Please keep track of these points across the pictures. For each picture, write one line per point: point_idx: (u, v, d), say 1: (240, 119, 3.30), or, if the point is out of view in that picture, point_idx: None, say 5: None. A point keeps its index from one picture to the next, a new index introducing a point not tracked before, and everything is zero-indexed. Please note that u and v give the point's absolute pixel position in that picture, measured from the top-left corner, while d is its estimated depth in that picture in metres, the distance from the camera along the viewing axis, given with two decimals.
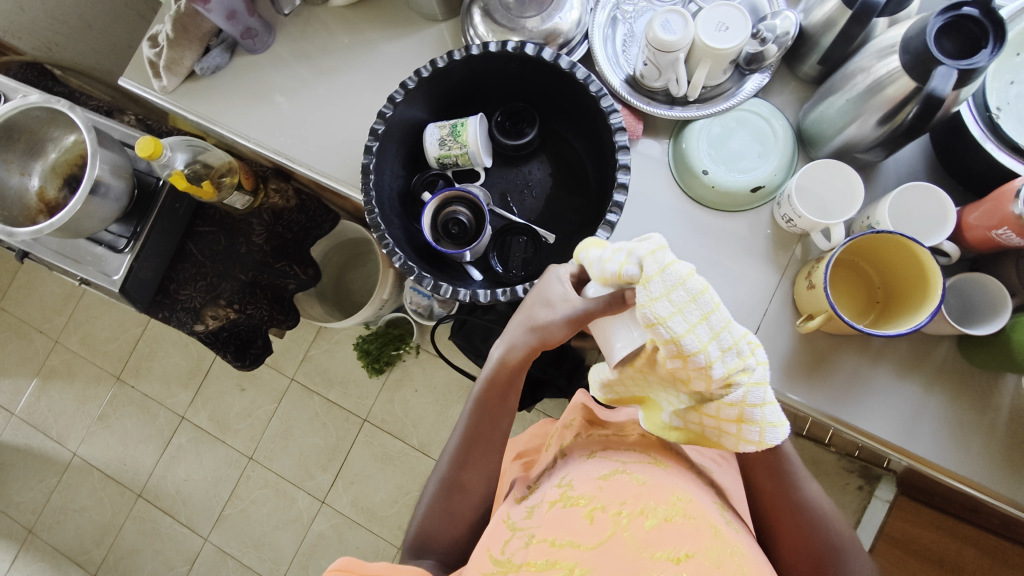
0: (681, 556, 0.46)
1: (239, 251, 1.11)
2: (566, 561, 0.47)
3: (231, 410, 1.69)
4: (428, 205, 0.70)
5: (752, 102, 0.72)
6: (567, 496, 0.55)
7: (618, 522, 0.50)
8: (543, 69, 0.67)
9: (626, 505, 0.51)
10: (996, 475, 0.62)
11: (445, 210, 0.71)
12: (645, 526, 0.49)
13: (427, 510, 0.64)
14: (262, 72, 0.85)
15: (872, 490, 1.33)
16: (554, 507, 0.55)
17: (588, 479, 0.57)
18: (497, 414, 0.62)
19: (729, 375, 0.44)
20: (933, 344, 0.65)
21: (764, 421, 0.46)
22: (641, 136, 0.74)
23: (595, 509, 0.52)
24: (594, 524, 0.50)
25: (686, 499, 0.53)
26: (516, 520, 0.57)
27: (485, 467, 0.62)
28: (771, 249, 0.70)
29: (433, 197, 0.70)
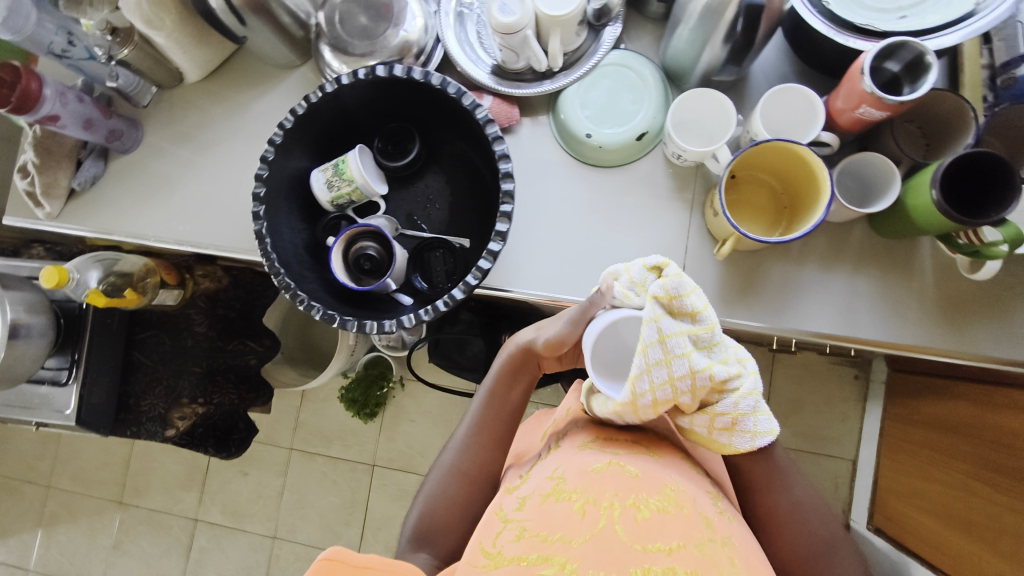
0: (671, 547, 0.49)
1: (186, 345, 1.10)
2: (557, 557, 0.50)
3: (241, 497, 1.67)
4: (334, 250, 0.67)
5: (613, 55, 0.72)
6: (559, 489, 0.57)
7: (609, 514, 0.52)
8: (401, 85, 0.68)
9: (617, 496, 0.54)
10: (939, 334, 0.64)
11: (353, 249, 0.68)
12: (636, 517, 0.52)
13: (428, 497, 0.66)
14: (142, 169, 0.84)
15: (867, 375, 1.41)
16: (546, 500, 0.56)
17: (579, 471, 0.58)
18: (503, 403, 0.70)
19: (726, 380, 0.52)
20: (848, 230, 0.66)
21: (755, 425, 0.54)
22: (519, 120, 0.74)
23: (586, 502, 0.54)
24: (586, 518, 0.53)
25: (677, 487, 0.57)
26: (505, 509, 0.58)
27: (491, 456, 0.68)
28: (674, 188, 0.71)
29: (336, 240, 0.68)
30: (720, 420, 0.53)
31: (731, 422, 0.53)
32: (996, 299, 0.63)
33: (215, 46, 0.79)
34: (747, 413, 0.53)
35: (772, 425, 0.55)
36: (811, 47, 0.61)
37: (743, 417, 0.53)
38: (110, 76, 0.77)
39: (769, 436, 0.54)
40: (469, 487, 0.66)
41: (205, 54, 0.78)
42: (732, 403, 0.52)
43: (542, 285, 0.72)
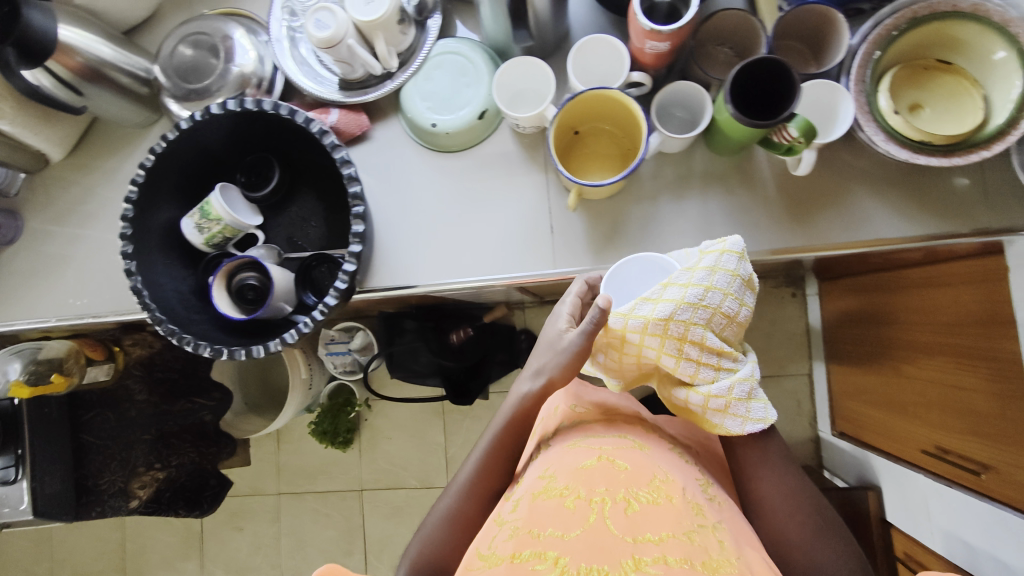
0: (659, 538, 0.55)
1: (130, 416, 1.11)
2: (550, 553, 0.54)
3: (241, 552, 1.67)
4: (214, 288, 0.69)
5: (441, 44, 0.75)
6: (549, 486, 0.60)
7: (598, 508, 0.58)
8: (241, 117, 0.71)
9: (606, 492, 0.59)
10: (792, 233, 0.68)
11: (235, 282, 0.70)
12: (626, 510, 0.57)
13: (427, 538, 0.66)
14: (29, 254, 0.85)
15: (803, 292, 1.45)
16: (537, 498, 0.60)
17: (569, 469, 0.62)
18: (506, 448, 0.68)
19: (725, 369, 0.60)
20: (690, 157, 0.70)
21: (749, 413, 0.60)
22: (369, 124, 0.76)
23: (575, 497, 0.59)
24: (576, 512, 0.57)
25: (664, 478, 0.61)
26: (501, 514, 0.62)
27: (491, 494, 0.67)
28: (527, 155, 0.74)
29: (214, 277, 0.69)
30: (714, 402, 0.59)
31: (725, 403, 0.59)
32: (834, 191, 0.68)
33: (69, 121, 0.80)
34: (741, 398, 0.59)
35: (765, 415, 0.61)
36: None
37: (734, 399, 0.59)
38: None
39: (760, 423, 0.60)
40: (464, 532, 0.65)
41: (60, 130, 0.80)
42: (727, 385, 0.59)
43: (426, 274, 0.75)
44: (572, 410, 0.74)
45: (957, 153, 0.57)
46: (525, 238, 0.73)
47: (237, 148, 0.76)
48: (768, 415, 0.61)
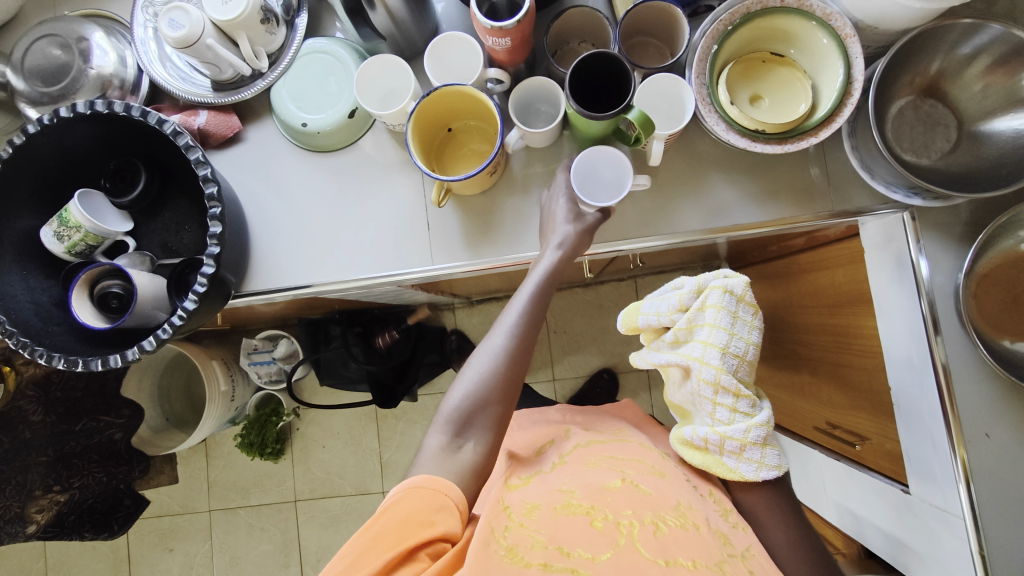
0: (692, 563, 0.56)
1: (25, 437, 1.06)
2: (578, 568, 0.55)
3: (172, 575, 1.61)
4: (72, 297, 0.67)
5: (309, 44, 0.75)
6: (572, 504, 0.63)
7: (627, 532, 0.59)
8: (97, 121, 0.68)
9: (634, 514, 0.61)
10: (655, 223, 0.70)
11: (97, 290, 0.68)
12: (655, 533, 0.59)
13: (473, 379, 0.63)
14: None
15: None
16: (559, 512, 0.62)
17: (590, 489, 0.65)
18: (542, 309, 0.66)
19: (744, 415, 0.67)
20: (558, 150, 0.71)
21: (764, 460, 0.67)
22: (240, 126, 0.75)
23: (600, 518, 0.61)
24: (603, 533, 0.59)
25: (688, 506, 0.64)
26: (514, 512, 0.63)
27: (527, 357, 0.65)
28: (401, 152, 0.74)
29: (74, 287, 0.67)
30: (730, 444, 0.67)
31: (740, 446, 0.67)
32: (693, 179, 0.70)
33: None
34: (755, 443, 0.67)
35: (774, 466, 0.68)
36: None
37: (748, 443, 0.67)
38: None
39: (772, 469, 0.67)
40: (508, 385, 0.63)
41: None
42: (745, 430, 0.67)
43: (303, 275, 0.74)
44: (585, 436, 0.79)
45: (791, 139, 0.61)
46: (402, 236, 0.73)
47: (102, 153, 0.74)
48: (780, 460, 0.68)
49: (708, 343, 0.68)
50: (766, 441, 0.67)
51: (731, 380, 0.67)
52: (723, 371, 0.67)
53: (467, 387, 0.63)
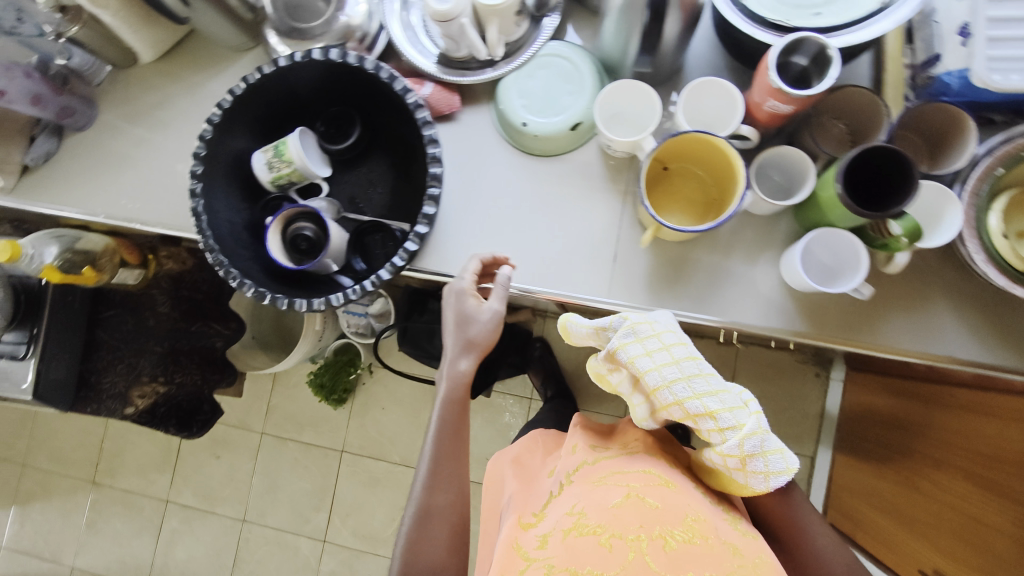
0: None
1: (148, 324, 1.12)
2: None
3: (213, 480, 1.69)
4: (270, 230, 0.68)
5: (551, 45, 0.73)
6: (580, 524, 0.63)
7: (636, 547, 0.59)
8: (339, 70, 0.69)
9: (642, 530, 0.60)
10: (854, 328, 0.66)
11: (290, 229, 0.70)
12: (664, 548, 0.59)
13: (409, 540, 0.66)
14: (97, 145, 0.84)
15: (828, 375, 1.41)
16: (568, 535, 0.63)
17: (600, 507, 0.64)
18: (463, 416, 0.71)
19: (731, 433, 0.60)
20: (774, 223, 0.68)
21: (768, 469, 0.60)
22: (459, 107, 0.75)
23: (610, 536, 0.61)
24: (613, 552, 0.60)
25: (698, 517, 0.62)
26: (528, 549, 0.66)
27: (457, 471, 0.69)
28: (608, 177, 0.72)
29: (273, 219, 0.68)
30: (731, 462, 0.60)
31: (742, 461, 0.60)
32: (911, 295, 0.65)
33: (166, 27, 0.80)
34: (755, 453, 0.59)
35: (787, 464, 0.61)
36: (736, 42, 0.61)
37: (750, 455, 0.59)
38: (63, 54, 0.79)
39: (783, 474, 0.60)
40: (452, 528, 0.67)
41: (154, 35, 0.79)
42: (738, 445, 0.59)
43: (477, 269, 0.74)
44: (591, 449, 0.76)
45: None
46: (584, 260, 0.72)
47: (324, 97, 0.75)
48: (790, 463, 0.61)
49: (659, 389, 0.61)
50: (766, 445, 0.60)
51: (697, 405, 0.60)
52: (685, 402, 0.60)
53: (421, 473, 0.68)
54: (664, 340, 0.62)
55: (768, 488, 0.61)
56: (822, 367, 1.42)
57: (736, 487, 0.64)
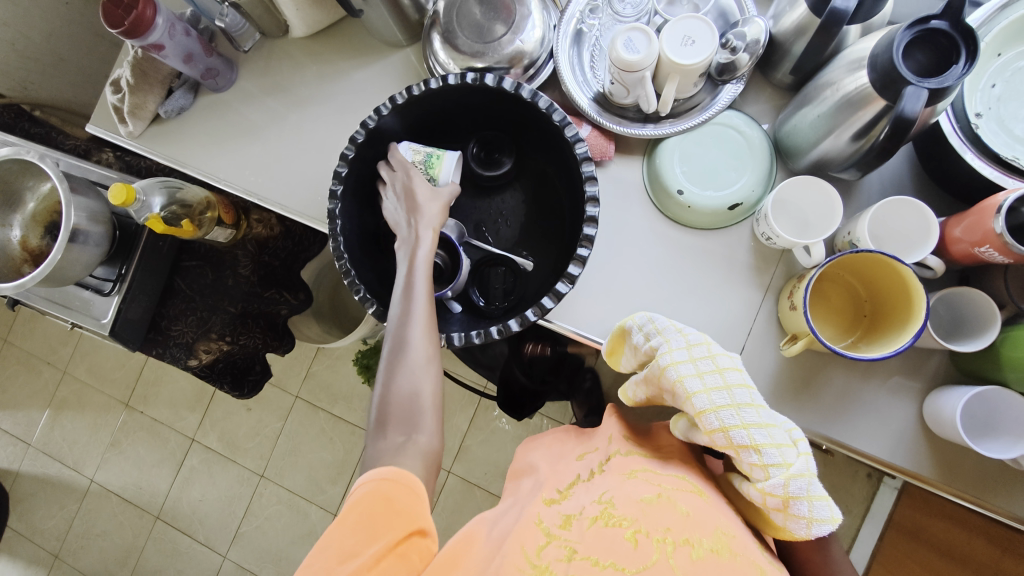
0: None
1: (226, 284, 1.10)
2: None
3: (240, 430, 1.70)
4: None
5: (726, 114, 0.69)
6: (607, 515, 0.56)
7: (663, 548, 0.50)
8: (506, 99, 0.66)
9: (670, 531, 0.51)
10: (991, 489, 0.61)
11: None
12: (692, 557, 0.48)
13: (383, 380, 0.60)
14: (229, 110, 0.84)
15: (880, 478, 1.29)
16: (593, 524, 0.55)
17: (629, 499, 0.56)
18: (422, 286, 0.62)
19: (767, 467, 0.47)
20: (925, 357, 0.64)
21: (813, 515, 0.46)
22: (612, 157, 0.71)
23: (637, 531, 0.52)
24: (637, 548, 0.51)
25: (731, 532, 0.52)
26: (550, 525, 0.59)
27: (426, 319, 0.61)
28: (754, 266, 0.68)
29: None
30: (771, 501, 0.47)
31: (784, 503, 0.46)
32: None
33: (327, 9, 0.78)
34: (800, 495, 0.45)
35: (834, 514, 0.46)
36: (943, 164, 0.57)
37: (796, 498, 0.46)
38: (220, 16, 0.79)
39: (829, 524, 0.46)
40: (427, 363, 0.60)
41: (315, 15, 0.78)
42: (782, 484, 0.46)
43: (595, 329, 0.69)
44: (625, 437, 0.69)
45: None
46: None
47: (477, 118, 0.72)
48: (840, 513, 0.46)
49: (699, 410, 0.50)
50: (813, 484, 0.46)
51: (742, 434, 0.48)
52: (727, 430, 0.48)
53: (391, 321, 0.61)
54: (720, 361, 0.52)
55: (809, 537, 0.47)
56: (876, 469, 1.31)
57: (774, 527, 0.50)
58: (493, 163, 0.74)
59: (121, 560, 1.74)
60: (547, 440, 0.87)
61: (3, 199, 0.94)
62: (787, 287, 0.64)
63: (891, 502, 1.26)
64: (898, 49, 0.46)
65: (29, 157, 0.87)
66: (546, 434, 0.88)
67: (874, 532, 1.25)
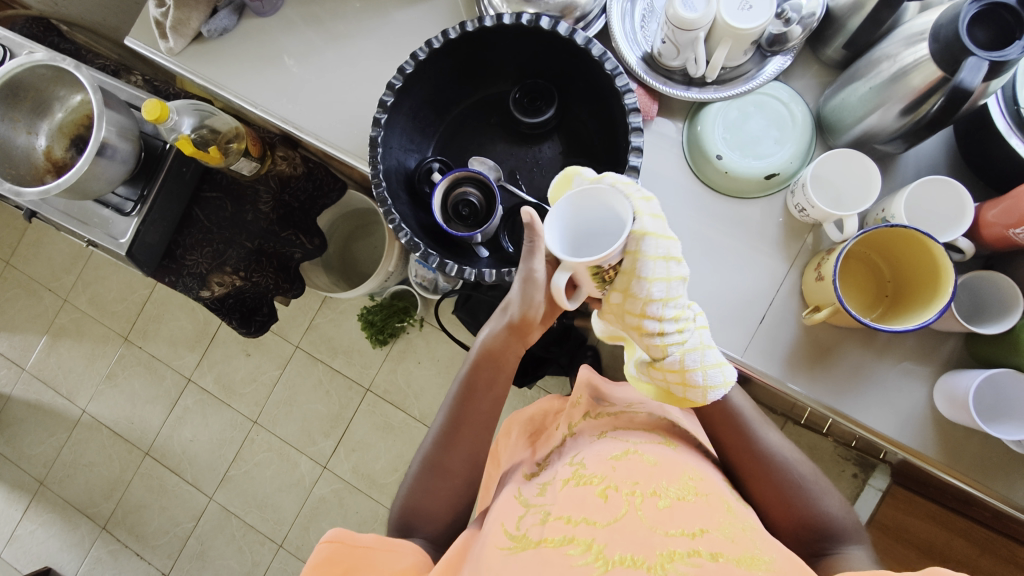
0: (696, 532, 0.48)
1: (245, 218, 1.09)
2: (583, 538, 0.49)
3: (237, 374, 1.70)
4: (439, 187, 0.69)
5: (773, 85, 0.69)
6: (580, 473, 0.58)
7: (632, 501, 0.52)
8: (557, 43, 0.66)
9: (639, 485, 0.54)
10: (991, 473, 0.63)
11: (456, 192, 0.71)
12: (659, 505, 0.51)
13: (410, 488, 0.66)
14: (272, 36, 0.84)
15: (867, 478, 1.30)
16: (566, 485, 0.58)
17: (600, 459, 0.60)
18: (486, 385, 0.66)
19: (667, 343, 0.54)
20: (939, 340, 0.65)
21: (707, 383, 0.56)
22: (654, 117, 0.72)
23: (608, 488, 0.54)
24: (608, 503, 0.53)
25: (696, 478, 0.57)
26: (527, 496, 0.60)
27: (464, 441, 0.66)
28: (782, 238, 0.69)
29: (444, 178, 0.70)
30: (670, 376, 0.56)
31: (683, 374, 0.55)
32: None
33: None
34: (694, 366, 0.55)
35: (725, 379, 0.57)
36: (985, 149, 0.59)
37: (690, 370, 0.55)
38: None
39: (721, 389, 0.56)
40: (448, 477, 0.65)
41: None
42: (676, 360, 0.55)
43: None
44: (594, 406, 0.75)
45: None
46: (730, 311, 0.69)
47: (524, 64, 0.73)
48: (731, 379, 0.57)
49: (640, 276, 0.51)
50: (705, 357, 0.56)
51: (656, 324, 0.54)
52: (646, 318, 0.53)
53: (429, 439, 0.67)
54: (672, 253, 0.51)
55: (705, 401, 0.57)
56: (862, 470, 1.32)
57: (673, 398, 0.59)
58: (535, 111, 0.74)
59: (106, 493, 1.75)
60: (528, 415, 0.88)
61: (31, 106, 0.93)
62: (814, 260, 0.65)
63: (875, 503, 1.26)
64: (964, 20, 0.47)
65: (64, 65, 0.86)
66: (527, 408, 0.87)
67: None
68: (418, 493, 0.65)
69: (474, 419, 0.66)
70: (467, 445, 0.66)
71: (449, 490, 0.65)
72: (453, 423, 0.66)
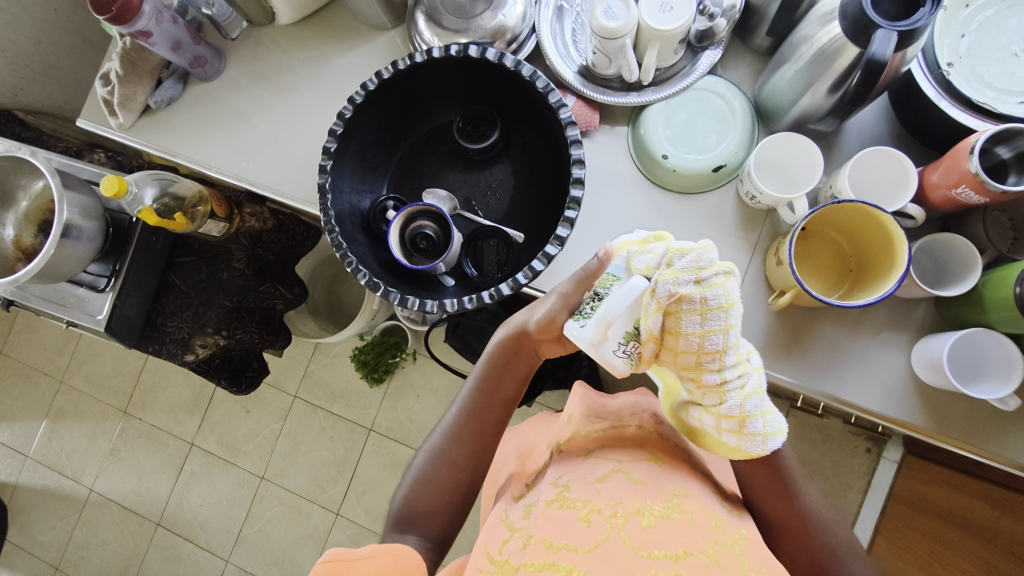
0: (679, 554, 0.47)
1: (221, 277, 1.09)
2: (563, 564, 0.48)
3: (239, 433, 1.69)
4: (394, 223, 0.70)
5: (708, 80, 0.70)
6: (562, 497, 0.56)
7: (615, 523, 0.51)
8: (491, 69, 0.67)
9: (621, 506, 0.53)
10: (984, 435, 0.62)
11: (411, 226, 0.71)
12: (642, 525, 0.50)
13: (412, 482, 0.65)
14: (219, 98, 0.85)
15: (881, 452, 1.27)
16: (549, 507, 0.56)
17: (584, 482, 0.58)
18: (503, 375, 0.66)
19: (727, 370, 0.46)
20: (910, 307, 0.65)
21: (766, 430, 0.47)
22: (596, 126, 0.72)
23: (591, 512, 0.53)
24: (591, 527, 0.51)
25: (681, 495, 0.55)
26: (512, 519, 0.58)
27: (477, 440, 0.66)
28: (740, 227, 0.69)
29: (398, 214, 0.70)
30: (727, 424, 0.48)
31: (740, 423, 0.47)
32: None
33: None
34: (755, 414, 0.47)
35: (780, 425, 0.48)
36: (920, 114, 0.59)
37: (750, 416, 0.47)
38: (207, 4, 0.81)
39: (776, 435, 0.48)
40: (457, 473, 0.64)
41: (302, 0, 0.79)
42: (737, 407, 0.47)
43: None
44: (587, 422, 0.72)
45: None
46: None
47: (463, 91, 0.74)
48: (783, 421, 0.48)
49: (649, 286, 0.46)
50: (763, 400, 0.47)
51: (716, 375, 0.47)
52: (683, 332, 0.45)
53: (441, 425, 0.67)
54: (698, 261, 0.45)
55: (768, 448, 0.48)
56: (875, 443, 1.28)
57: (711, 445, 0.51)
58: (480, 136, 0.75)
59: (122, 570, 1.73)
60: (522, 432, 0.86)
61: None
62: (772, 245, 0.65)
63: (892, 477, 1.23)
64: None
65: (21, 154, 0.88)
66: (521, 429, 0.87)
67: (875, 509, 1.23)
68: (457, 435, 0.65)
69: (483, 409, 0.66)
70: (468, 438, 0.65)
71: (488, 420, 0.66)
72: (464, 415, 0.66)
